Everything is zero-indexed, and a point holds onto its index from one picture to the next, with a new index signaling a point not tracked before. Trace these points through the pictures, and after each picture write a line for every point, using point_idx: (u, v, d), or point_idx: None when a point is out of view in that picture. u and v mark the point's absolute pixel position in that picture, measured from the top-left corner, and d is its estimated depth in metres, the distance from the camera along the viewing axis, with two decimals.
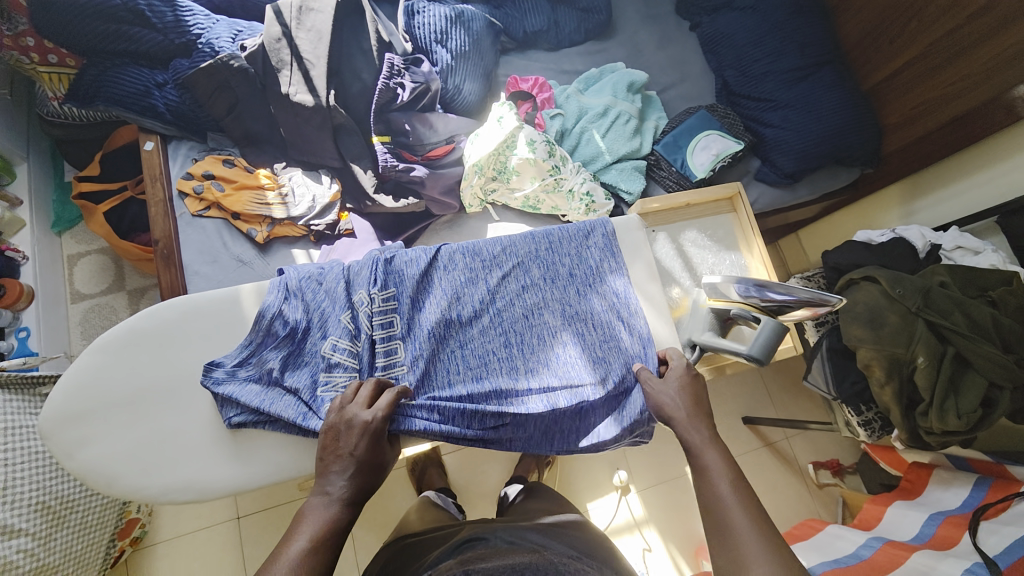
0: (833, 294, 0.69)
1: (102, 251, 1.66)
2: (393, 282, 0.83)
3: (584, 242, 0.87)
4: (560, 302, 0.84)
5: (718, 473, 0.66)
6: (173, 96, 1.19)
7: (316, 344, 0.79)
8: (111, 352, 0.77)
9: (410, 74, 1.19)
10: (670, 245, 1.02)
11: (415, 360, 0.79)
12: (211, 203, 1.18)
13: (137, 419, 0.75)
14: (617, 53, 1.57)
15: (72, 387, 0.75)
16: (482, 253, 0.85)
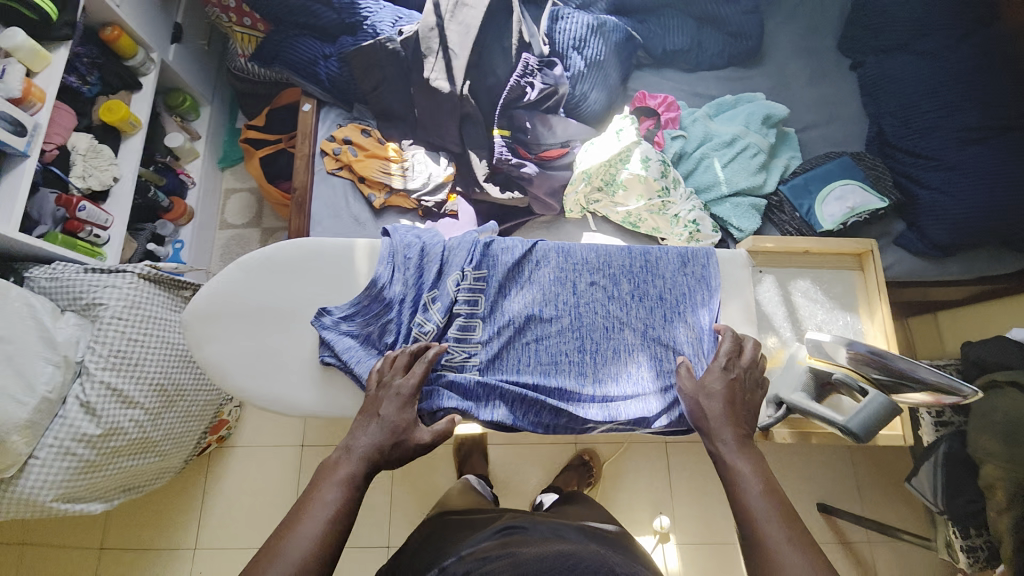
0: (966, 384, 0.63)
1: (250, 191, 1.92)
2: (486, 263, 0.86)
3: (684, 268, 0.84)
4: (644, 322, 0.82)
5: (748, 481, 0.68)
6: (334, 68, 1.34)
7: (407, 303, 0.85)
8: (245, 269, 0.87)
9: (542, 76, 1.23)
10: (777, 290, 0.94)
11: (490, 342, 0.83)
12: (344, 164, 1.33)
13: (255, 333, 0.85)
14: (760, 83, 1.49)
15: (209, 292, 0.85)
16: (576, 256, 0.85)
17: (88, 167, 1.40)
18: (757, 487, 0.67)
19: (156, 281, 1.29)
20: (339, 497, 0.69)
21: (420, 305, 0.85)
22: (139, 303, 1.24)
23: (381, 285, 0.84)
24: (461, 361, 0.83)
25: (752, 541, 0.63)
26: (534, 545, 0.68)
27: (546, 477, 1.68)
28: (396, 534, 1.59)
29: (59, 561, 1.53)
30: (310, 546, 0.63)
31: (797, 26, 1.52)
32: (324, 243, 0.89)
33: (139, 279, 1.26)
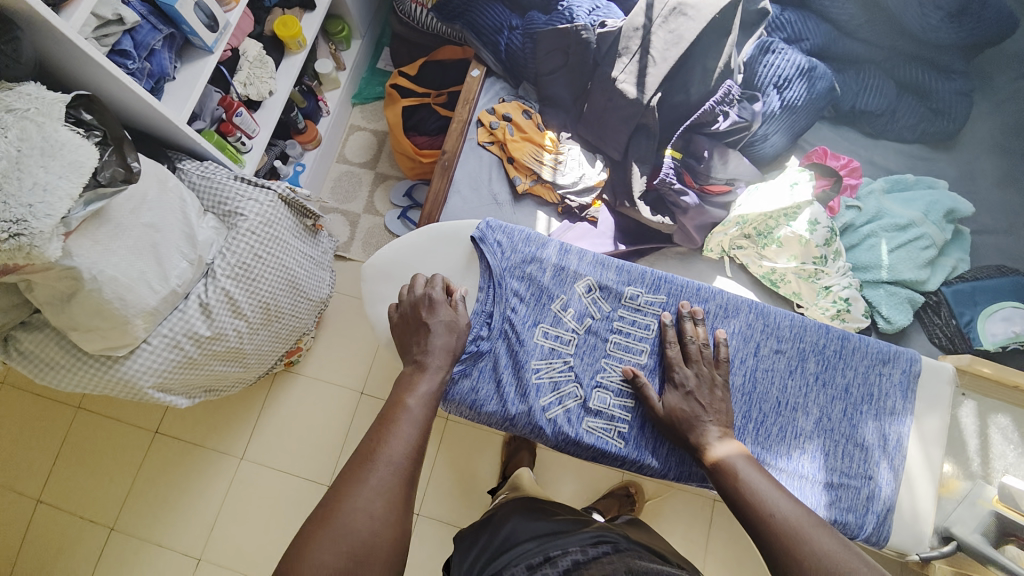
0: None
1: (373, 132, 1.90)
2: (669, 292, 0.85)
3: (880, 366, 0.80)
4: (821, 409, 0.79)
5: (762, 482, 0.66)
6: (515, 40, 1.32)
7: (581, 310, 0.86)
8: (433, 240, 0.90)
9: (739, 108, 1.16)
10: (976, 419, 0.86)
11: (653, 373, 0.83)
12: (497, 140, 1.30)
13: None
14: (946, 170, 1.37)
15: (398, 253, 0.90)
16: (768, 316, 0.83)
17: (251, 74, 1.42)
18: (756, 472, 0.67)
19: (288, 204, 1.30)
20: (423, 415, 0.69)
21: (593, 316, 0.86)
22: (269, 219, 1.23)
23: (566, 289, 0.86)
24: (616, 385, 0.84)
25: (785, 539, 0.60)
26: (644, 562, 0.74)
27: (583, 495, 1.63)
28: (429, 505, 1.57)
29: (122, 435, 1.60)
30: (407, 449, 0.65)
31: (1007, 119, 1.38)
32: (519, 229, 0.89)
33: (275, 198, 1.26)
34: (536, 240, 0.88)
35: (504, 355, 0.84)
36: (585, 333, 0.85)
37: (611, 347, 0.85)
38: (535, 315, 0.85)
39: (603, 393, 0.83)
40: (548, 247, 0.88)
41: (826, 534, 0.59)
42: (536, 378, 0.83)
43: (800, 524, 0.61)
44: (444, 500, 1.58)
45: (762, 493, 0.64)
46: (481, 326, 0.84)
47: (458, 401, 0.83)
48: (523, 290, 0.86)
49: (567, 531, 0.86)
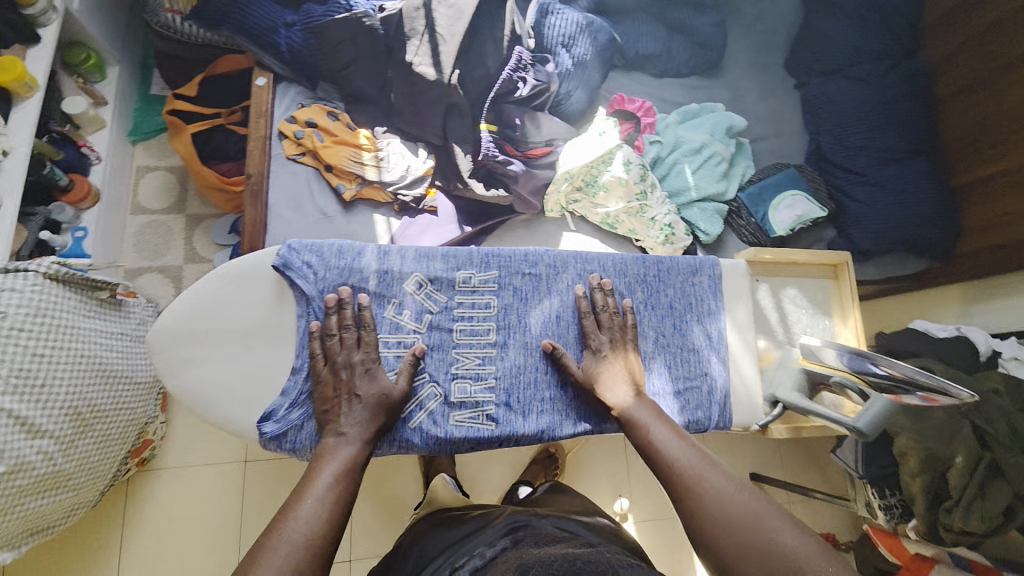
0: (958, 387, 0.72)
1: (169, 170, 1.64)
2: (499, 265, 0.85)
3: (692, 277, 0.91)
4: (655, 331, 0.88)
5: (664, 436, 0.76)
6: (297, 37, 1.18)
7: (418, 308, 0.82)
8: (233, 279, 0.79)
9: (534, 71, 1.20)
10: (772, 297, 1.01)
11: (505, 348, 0.84)
12: (308, 150, 1.19)
13: (240, 352, 0.78)
14: (720, 94, 1.59)
15: (193, 304, 0.78)
16: (591, 263, 0.88)
17: None
18: (661, 426, 0.77)
19: (65, 283, 1.05)
20: (338, 493, 0.67)
21: (432, 311, 0.83)
22: (45, 310, 1.00)
23: (397, 292, 0.82)
24: (475, 370, 0.83)
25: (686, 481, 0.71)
26: (542, 546, 0.79)
27: (511, 472, 1.67)
28: (359, 547, 1.47)
29: None
30: (314, 529, 0.62)
31: (752, 42, 1.64)
32: (327, 243, 0.81)
33: (45, 281, 1.01)
34: (350, 250, 0.81)
35: None
36: (428, 330, 0.83)
37: (460, 335, 0.83)
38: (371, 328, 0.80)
39: (462, 383, 0.82)
40: (364, 254, 0.82)
41: (714, 472, 0.71)
42: None
43: (694, 468, 0.72)
44: (373, 534, 1.49)
45: (662, 444, 0.75)
46: (312, 358, 0.78)
47: (312, 444, 0.77)
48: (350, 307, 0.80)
49: (478, 531, 0.88)
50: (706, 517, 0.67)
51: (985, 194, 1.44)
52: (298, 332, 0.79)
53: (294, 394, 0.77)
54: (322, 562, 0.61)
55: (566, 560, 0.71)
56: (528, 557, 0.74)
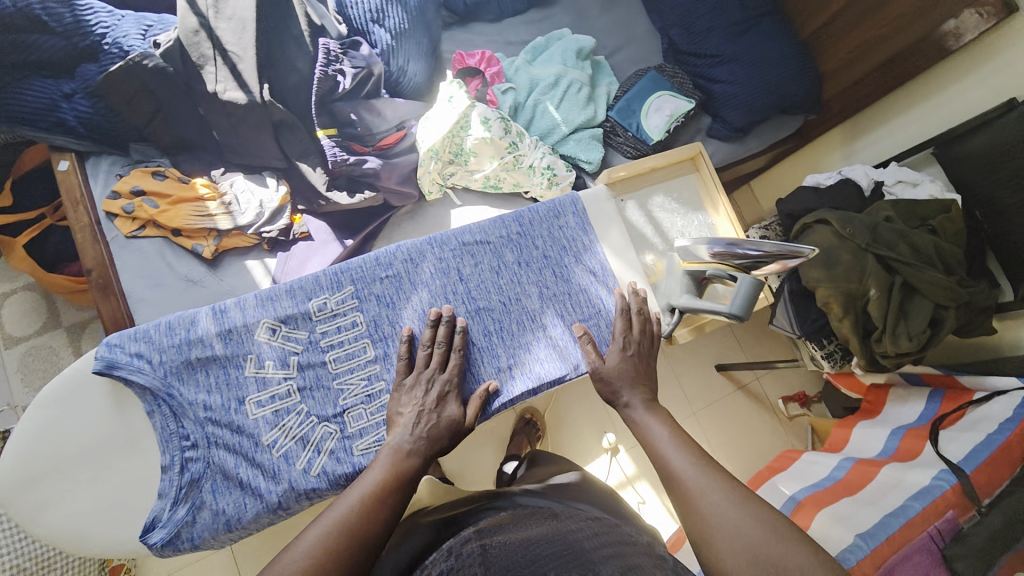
0: (800, 245, 0.67)
1: (29, 288, 1.47)
2: (352, 279, 0.79)
3: (557, 222, 0.89)
4: (539, 284, 0.85)
5: (663, 443, 0.72)
6: (84, 107, 1.04)
7: (279, 354, 0.75)
8: (64, 399, 0.72)
9: (350, 59, 1.10)
10: (641, 212, 1.03)
11: (390, 358, 0.78)
12: (146, 220, 1.08)
13: (99, 472, 0.71)
14: (562, 19, 1.54)
15: (28, 442, 0.70)
16: (446, 242, 0.84)
17: None
18: (665, 440, 0.72)
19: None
20: (379, 489, 0.65)
21: (297, 351, 0.76)
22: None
23: (247, 347, 0.74)
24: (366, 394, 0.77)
25: (685, 491, 0.66)
26: (506, 531, 0.76)
27: (498, 451, 1.69)
28: None
29: None
30: (347, 518, 0.61)
31: None
32: (153, 325, 0.73)
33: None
34: (181, 322, 0.73)
35: (227, 458, 0.71)
36: (301, 372, 0.75)
37: (336, 365, 0.76)
38: (234, 394, 0.72)
39: (357, 412, 0.75)
40: (199, 320, 0.74)
41: (719, 489, 0.65)
42: (276, 451, 0.72)
43: (698, 482, 0.66)
44: None
45: (669, 459, 0.70)
46: (180, 449, 0.70)
47: (213, 536, 0.70)
48: (203, 381, 0.72)
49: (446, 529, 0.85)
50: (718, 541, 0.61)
51: (831, 36, 1.45)
52: (154, 429, 0.71)
53: (175, 492, 0.69)
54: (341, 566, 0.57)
55: (529, 547, 0.69)
56: (489, 544, 0.71)
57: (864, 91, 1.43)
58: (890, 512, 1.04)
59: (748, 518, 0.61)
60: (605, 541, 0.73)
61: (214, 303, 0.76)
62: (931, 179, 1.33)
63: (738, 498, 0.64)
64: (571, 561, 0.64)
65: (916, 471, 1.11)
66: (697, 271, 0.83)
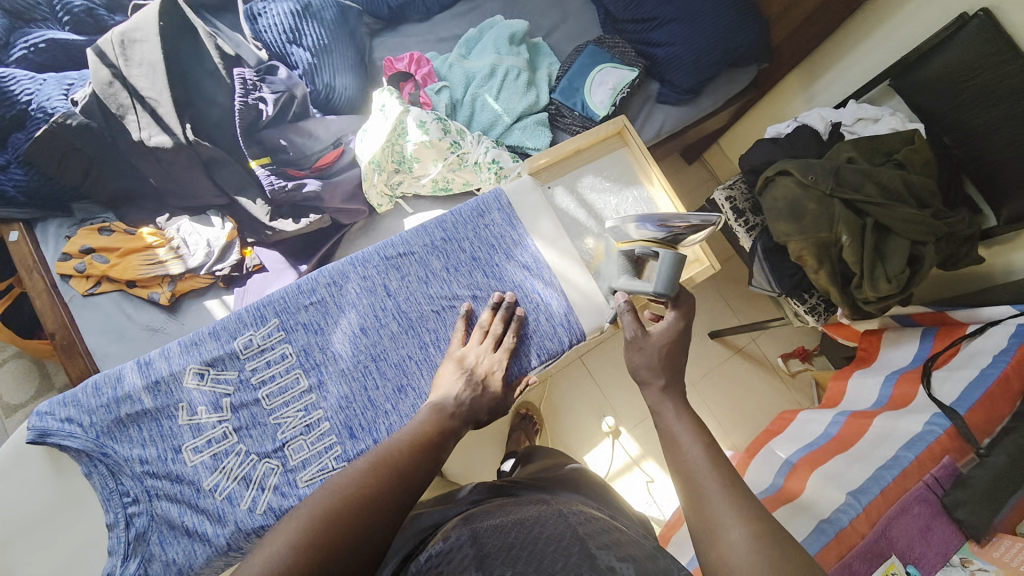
0: (714, 214, 0.73)
1: (21, 354, 1.44)
2: (274, 313, 0.83)
3: (480, 222, 0.93)
4: (468, 288, 0.89)
5: (683, 434, 0.68)
6: (21, 176, 1.05)
7: (211, 398, 0.79)
8: (4, 475, 0.75)
9: (268, 85, 1.09)
10: (571, 197, 1.04)
11: (323, 386, 0.82)
12: (100, 277, 1.08)
13: (45, 540, 0.74)
14: (493, 6, 1.50)
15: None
16: (367, 261, 0.88)
17: None
18: (690, 436, 0.67)
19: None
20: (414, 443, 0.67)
21: (229, 391, 0.80)
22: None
23: (181, 394, 0.78)
24: (304, 420, 0.81)
25: (696, 495, 0.62)
26: (494, 517, 0.71)
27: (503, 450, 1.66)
28: None
29: None
30: (386, 458, 0.63)
31: None
32: (82, 388, 0.77)
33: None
34: (108, 382, 0.78)
35: (171, 506, 0.75)
36: (235, 412, 0.80)
37: (271, 397, 0.81)
38: (169, 444, 0.76)
39: (296, 444, 0.80)
40: (126, 377, 0.78)
41: (727, 499, 0.60)
42: (220, 492, 0.76)
43: (716, 496, 0.61)
44: None
45: (682, 449, 0.66)
46: (122, 505, 0.74)
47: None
48: (137, 436, 0.76)
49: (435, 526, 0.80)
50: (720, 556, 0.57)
51: None
52: (93, 490, 0.75)
53: (122, 548, 0.72)
54: (378, 503, 0.58)
55: (522, 531, 0.65)
56: (478, 531, 0.67)
57: (811, 30, 1.37)
58: (882, 464, 1.00)
59: (754, 541, 0.56)
60: (598, 529, 0.69)
61: (142, 359, 0.80)
62: (892, 112, 1.27)
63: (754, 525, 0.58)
64: (568, 548, 0.60)
65: (909, 419, 1.07)
66: (628, 250, 0.84)
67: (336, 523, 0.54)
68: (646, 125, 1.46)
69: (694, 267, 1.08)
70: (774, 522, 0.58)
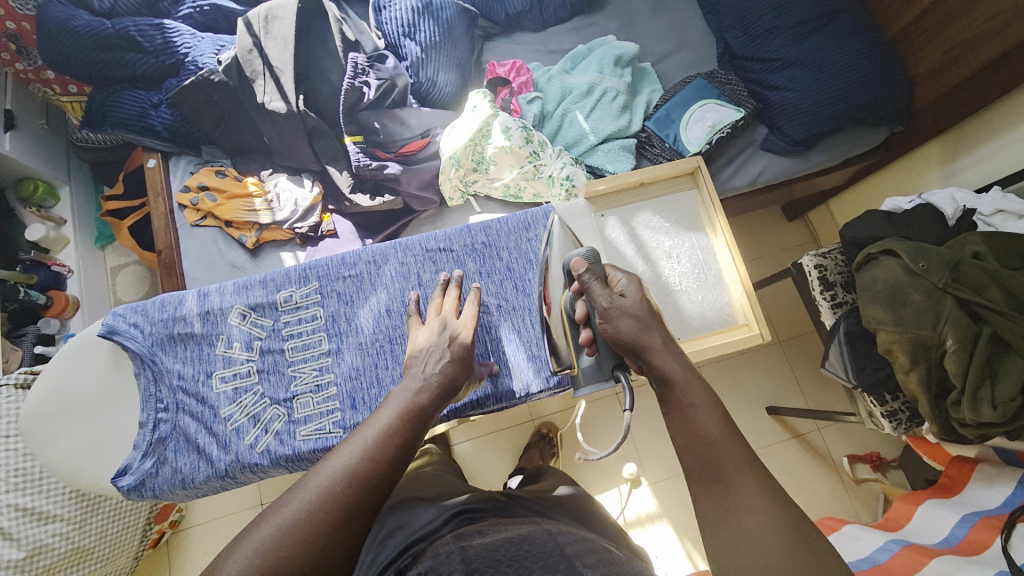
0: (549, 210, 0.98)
1: (140, 262, 1.71)
2: (316, 276, 0.91)
3: (524, 234, 0.97)
4: (496, 296, 0.93)
5: (704, 407, 0.64)
6: (167, 115, 1.26)
7: (245, 337, 0.88)
8: (75, 358, 0.88)
9: (375, 72, 1.20)
10: (623, 230, 1.04)
11: (340, 353, 0.89)
12: (207, 212, 1.25)
13: (93, 420, 0.87)
14: (608, 25, 1.49)
15: (45, 390, 0.87)
16: (409, 248, 0.94)
17: None
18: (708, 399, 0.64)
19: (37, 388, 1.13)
20: (392, 423, 0.67)
21: (262, 336, 0.89)
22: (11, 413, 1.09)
23: (221, 328, 0.88)
24: (315, 381, 0.87)
25: (714, 469, 0.59)
26: (486, 535, 0.68)
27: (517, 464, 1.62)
28: None
29: None
30: (372, 436, 0.64)
31: None
32: (151, 301, 0.89)
33: (16, 389, 1.12)
34: (171, 301, 0.89)
35: (191, 423, 0.85)
36: (261, 356, 0.88)
37: (293, 351, 0.88)
38: (203, 368, 0.87)
39: (303, 400, 0.86)
40: (186, 301, 0.89)
41: (753, 479, 0.57)
42: (231, 423, 0.85)
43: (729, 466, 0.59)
44: None
45: (700, 425, 0.62)
46: (155, 409, 0.85)
47: (171, 488, 0.84)
48: (181, 353, 0.87)
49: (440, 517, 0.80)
50: (745, 541, 0.54)
51: (924, 33, 1.23)
52: (136, 390, 0.87)
53: (145, 446, 0.84)
54: (374, 482, 0.61)
55: (511, 548, 0.62)
56: (467, 547, 0.65)
57: (964, 98, 1.19)
58: None
59: (782, 528, 0.53)
60: (589, 546, 0.65)
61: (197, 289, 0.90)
62: None
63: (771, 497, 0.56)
64: (552, 565, 0.57)
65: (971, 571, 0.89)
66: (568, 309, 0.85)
67: (318, 526, 0.57)
68: (742, 170, 1.35)
69: (742, 332, 0.98)
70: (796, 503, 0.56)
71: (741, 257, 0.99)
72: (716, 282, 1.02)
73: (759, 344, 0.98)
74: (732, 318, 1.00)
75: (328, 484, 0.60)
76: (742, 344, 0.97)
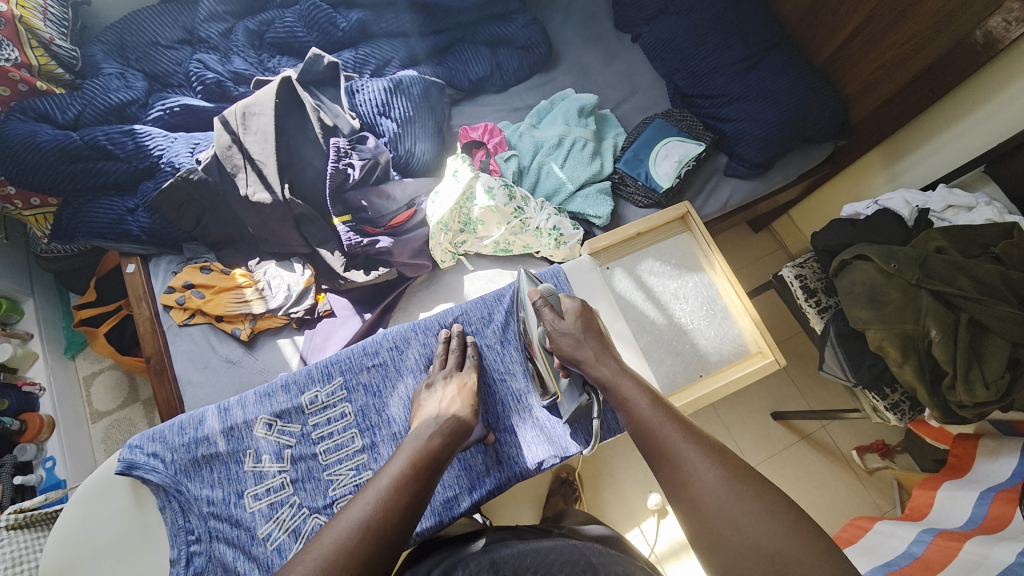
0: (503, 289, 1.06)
1: (115, 366, 1.62)
2: (339, 372, 0.95)
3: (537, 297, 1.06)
4: (521, 363, 1.00)
5: (636, 399, 0.78)
6: (145, 218, 1.23)
7: (275, 448, 0.90)
8: (96, 500, 0.85)
9: (357, 153, 1.23)
10: (630, 279, 1.14)
11: (375, 448, 0.92)
12: (195, 310, 1.21)
13: (117, 568, 0.82)
14: (565, 79, 1.59)
15: (62, 538, 0.83)
16: (428, 329, 1.00)
17: None
18: (649, 406, 0.75)
19: (30, 523, 1.02)
20: (406, 470, 0.70)
21: (291, 443, 0.91)
22: (25, 560, 0.98)
23: (247, 441, 0.89)
24: (355, 479, 0.90)
25: (663, 454, 0.70)
26: (512, 545, 0.69)
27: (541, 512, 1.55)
28: None
29: None
30: (390, 481, 0.68)
31: (575, 25, 1.68)
32: (168, 426, 0.89)
33: (7, 530, 0.99)
34: (191, 423, 0.90)
35: (227, 551, 0.84)
36: (293, 464, 0.90)
37: (326, 451, 0.91)
38: (233, 488, 0.87)
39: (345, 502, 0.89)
40: (206, 421, 0.90)
41: (690, 446, 0.68)
42: (271, 543, 0.85)
43: (667, 435, 0.71)
44: None
45: (634, 412, 0.76)
46: (186, 542, 0.83)
47: None
48: (207, 477, 0.87)
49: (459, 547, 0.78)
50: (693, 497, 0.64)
51: (848, 59, 1.38)
52: (164, 525, 0.85)
53: None
54: (395, 528, 0.63)
55: (539, 557, 0.63)
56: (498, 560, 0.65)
57: (895, 111, 1.33)
58: None
59: (719, 478, 0.64)
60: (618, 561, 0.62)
61: (216, 405, 0.92)
62: (987, 201, 1.19)
63: (712, 452, 0.67)
64: None
65: (1001, 547, 0.91)
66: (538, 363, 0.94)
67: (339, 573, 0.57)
68: (711, 197, 1.44)
69: (757, 360, 1.06)
70: (729, 456, 0.66)
71: (743, 287, 1.10)
72: (725, 316, 1.11)
73: (776, 369, 1.06)
74: (745, 348, 1.09)
75: (346, 532, 0.61)
76: (762, 372, 1.04)
